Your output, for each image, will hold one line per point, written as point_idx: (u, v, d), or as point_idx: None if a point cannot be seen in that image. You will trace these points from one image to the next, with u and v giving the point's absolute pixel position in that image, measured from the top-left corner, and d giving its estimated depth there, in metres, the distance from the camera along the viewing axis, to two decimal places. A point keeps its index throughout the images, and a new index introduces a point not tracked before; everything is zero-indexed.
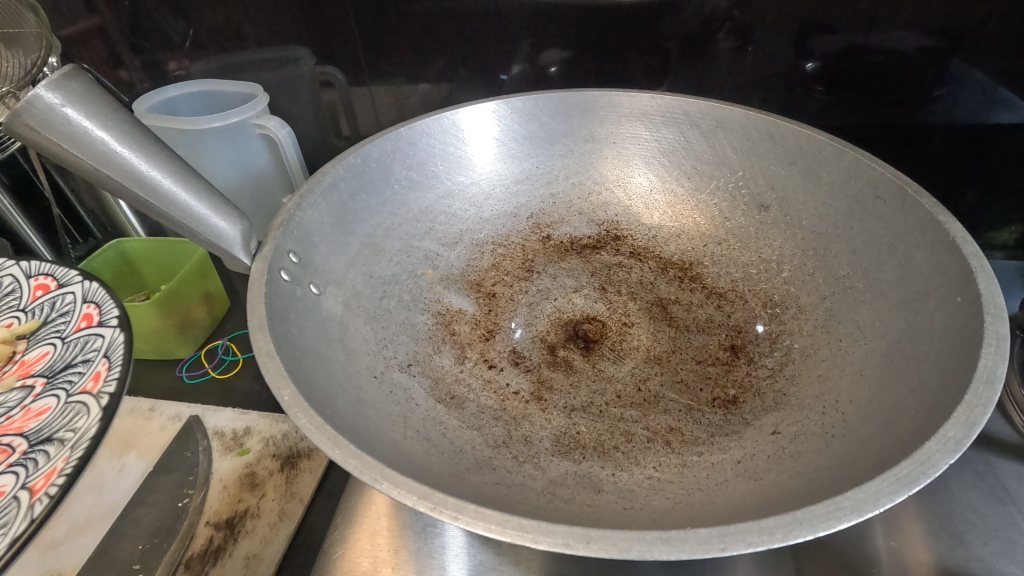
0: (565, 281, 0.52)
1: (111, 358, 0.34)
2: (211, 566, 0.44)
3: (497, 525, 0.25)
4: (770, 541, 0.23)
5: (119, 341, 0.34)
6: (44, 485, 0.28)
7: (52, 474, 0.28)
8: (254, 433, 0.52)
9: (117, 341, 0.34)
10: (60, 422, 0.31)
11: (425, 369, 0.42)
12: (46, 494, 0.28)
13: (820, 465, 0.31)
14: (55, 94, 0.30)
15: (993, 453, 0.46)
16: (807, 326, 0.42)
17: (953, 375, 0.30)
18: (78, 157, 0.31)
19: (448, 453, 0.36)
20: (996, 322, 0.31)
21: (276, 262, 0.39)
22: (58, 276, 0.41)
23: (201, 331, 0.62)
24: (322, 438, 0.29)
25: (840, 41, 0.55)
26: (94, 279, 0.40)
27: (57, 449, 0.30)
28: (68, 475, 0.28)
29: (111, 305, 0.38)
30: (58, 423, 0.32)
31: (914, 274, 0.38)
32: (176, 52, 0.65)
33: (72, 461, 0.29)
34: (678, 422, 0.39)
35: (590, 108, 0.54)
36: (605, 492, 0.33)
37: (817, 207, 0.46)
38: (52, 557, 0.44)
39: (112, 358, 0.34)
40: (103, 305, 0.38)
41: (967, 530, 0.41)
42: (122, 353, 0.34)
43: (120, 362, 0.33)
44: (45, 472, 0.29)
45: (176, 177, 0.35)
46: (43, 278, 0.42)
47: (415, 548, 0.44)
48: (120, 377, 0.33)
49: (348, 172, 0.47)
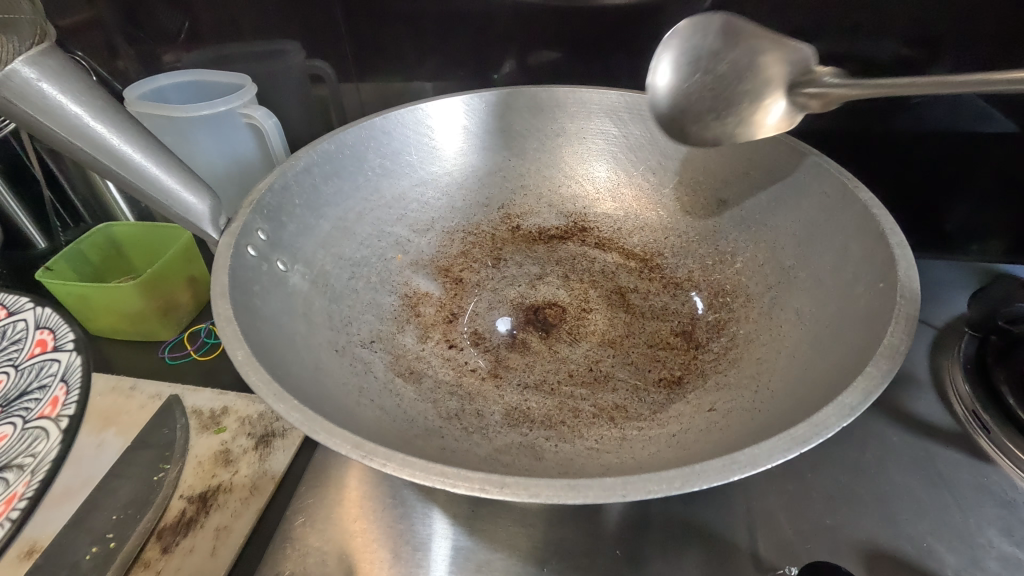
0: (530, 269, 0.55)
1: (68, 383, 0.35)
2: (183, 537, 0.46)
3: (421, 471, 0.26)
4: (668, 488, 0.25)
5: (76, 366, 0.36)
6: (6, 510, 0.30)
7: (13, 499, 0.30)
8: (231, 413, 0.54)
9: (74, 366, 0.36)
10: (19, 448, 0.33)
11: (388, 346, 0.44)
12: (8, 519, 0.29)
13: (742, 433, 0.33)
14: (32, 69, 0.31)
15: (939, 443, 0.47)
16: (754, 313, 0.44)
17: (865, 351, 0.32)
18: (51, 128, 0.33)
19: (400, 420, 0.37)
20: (910, 302, 0.33)
21: (243, 237, 0.41)
22: (8, 304, 0.43)
23: (184, 314, 0.64)
24: (270, 394, 0.31)
25: (810, 47, 0.57)
26: (47, 306, 0.42)
27: (17, 475, 0.32)
28: (29, 500, 0.30)
29: (65, 330, 0.39)
30: (17, 450, 0.33)
31: (849, 262, 0.40)
32: (171, 43, 0.68)
33: (33, 485, 0.30)
34: (623, 399, 0.41)
35: (562, 104, 0.56)
36: (545, 460, 0.35)
37: (770, 201, 0.48)
38: (28, 525, 0.46)
39: (69, 383, 0.35)
40: (58, 331, 0.39)
41: (902, 512, 0.43)
42: (79, 377, 0.36)
43: (78, 386, 0.35)
44: (5, 498, 0.30)
45: (147, 152, 0.37)
46: None
47: (376, 519, 0.46)
48: (78, 402, 0.34)
49: (322, 158, 0.49)
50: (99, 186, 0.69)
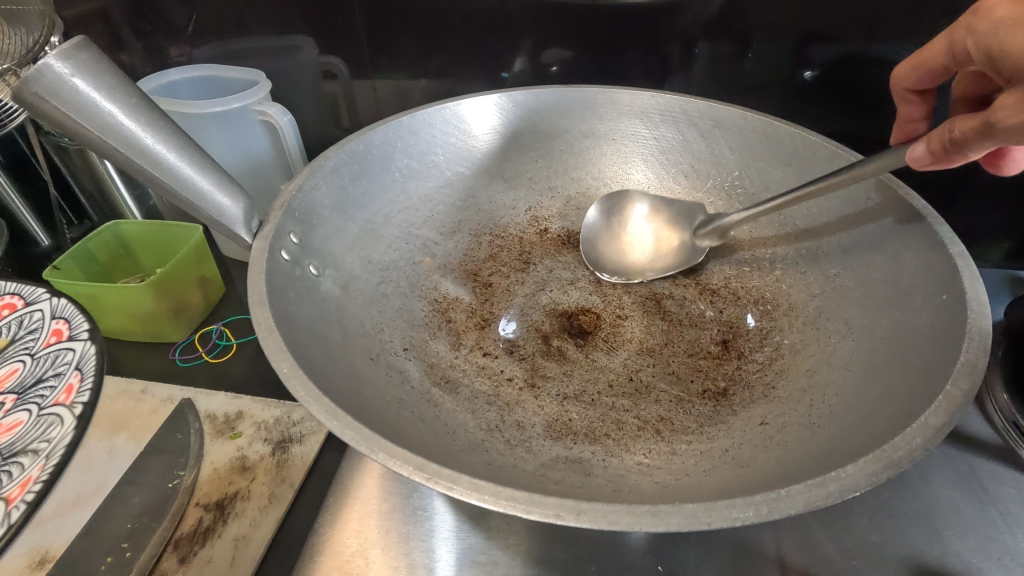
0: (562, 274, 0.53)
1: (83, 370, 0.33)
2: (201, 547, 0.44)
3: (491, 496, 0.25)
4: (754, 517, 0.25)
5: (90, 354, 0.34)
6: (20, 494, 0.28)
7: (27, 483, 0.28)
8: (246, 418, 0.53)
9: (89, 354, 0.34)
10: (33, 434, 0.31)
11: (421, 353, 0.43)
12: (23, 502, 0.27)
13: (804, 452, 0.32)
14: (65, 64, 0.30)
15: (977, 453, 0.47)
16: (798, 323, 0.43)
17: (937, 369, 0.31)
18: (82, 126, 0.31)
19: (442, 433, 0.36)
20: (980, 319, 0.32)
21: (276, 241, 0.39)
22: (24, 295, 0.40)
23: (195, 316, 0.62)
24: (320, 409, 0.29)
25: (837, 48, 0.56)
26: (63, 296, 0.39)
27: (31, 460, 0.29)
28: (46, 482, 0.28)
29: (80, 319, 0.37)
30: (31, 436, 0.31)
31: (902, 273, 0.39)
32: (177, 37, 0.66)
33: (49, 468, 0.28)
34: (668, 411, 0.39)
35: (592, 105, 0.55)
36: (595, 476, 0.34)
37: (810, 206, 0.47)
38: (39, 534, 0.44)
39: (84, 370, 0.33)
40: (72, 320, 0.37)
41: (945, 526, 0.42)
42: (94, 364, 0.33)
43: (94, 373, 0.33)
44: (20, 482, 0.28)
45: (180, 151, 0.35)
46: (9, 297, 0.40)
47: (404, 531, 0.44)
48: (93, 388, 0.32)
49: (350, 158, 0.47)
50: (95, 166, 0.64)
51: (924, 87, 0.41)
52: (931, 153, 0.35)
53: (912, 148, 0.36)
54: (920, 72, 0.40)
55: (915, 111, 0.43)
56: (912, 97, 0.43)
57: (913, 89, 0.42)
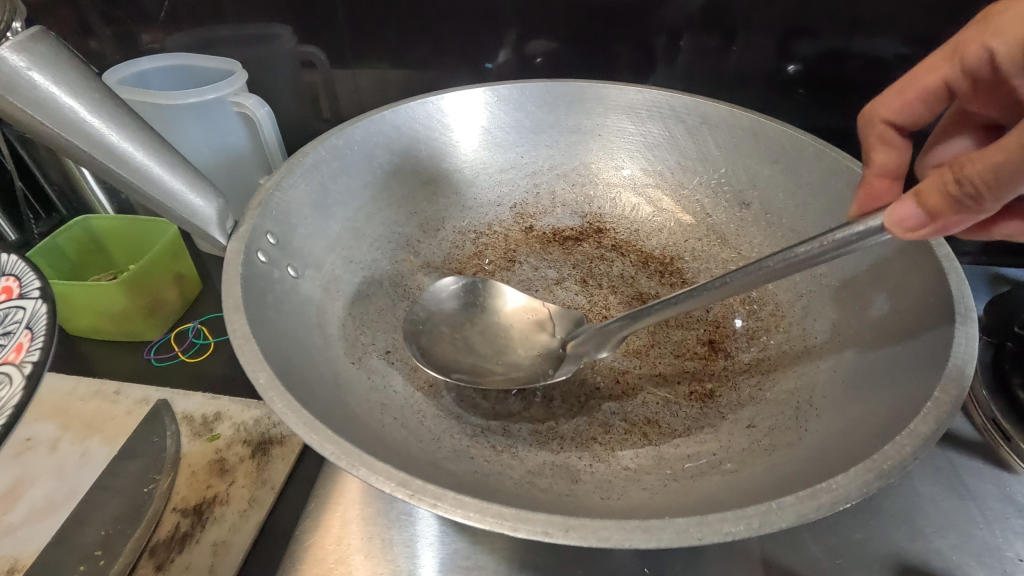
0: (547, 272, 0.52)
1: (34, 329, 0.31)
2: (178, 553, 0.42)
3: (477, 513, 0.25)
4: (741, 531, 0.25)
5: (42, 312, 0.31)
6: None
7: None
8: (225, 419, 0.51)
9: (41, 312, 0.31)
10: None
11: (404, 357, 0.42)
12: None
13: (794, 459, 0.32)
14: (21, 57, 0.28)
15: (954, 449, 0.47)
16: (784, 322, 0.43)
17: (922, 373, 0.32)
18: (43, 124, 0.30)
19: (426, 441, 0.35)
20: (966, 324, 0.32)
21: (253, 242, 0.38)
22: None
23: (171, 314, 0.60)
24: (300, 423, 0.28)
25: (822, 44, 0.56)
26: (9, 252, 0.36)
27: None
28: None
29: (32, 276, 0.34)
30: None
31: (887, 274, 0.39)
32: (149, 24, 0.63)
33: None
34: (655, 414, 0.39)
35: (578, 99, 0.53)
36: (583, 483, 0.33)
37: (796, 206, 0.47)
38: (9, 541, 0.43)
39: (34, 329, 0.31)
40: (24, 278, 0.34)
41: (927, 523, 0.43)
42: (46, 323, 0.31)
43: (45, 332, 0.30)
44: None
45: (149, 150, 0.34)
46: None
47: (388, 537, 0.43)
48: (45, 346, 0.30)
49: (330, 154, 0.45)
50: (68, 166, 0.62)
51: (907, 124, 0.36)
52: (932, 209, 0.26)
53: (897, 207, 0.27)
54: (910, 102, 0.35)
55: (893, 159, 0.37)
56: (891, 136, 0.37)
57: (893, 124, 0.36)
